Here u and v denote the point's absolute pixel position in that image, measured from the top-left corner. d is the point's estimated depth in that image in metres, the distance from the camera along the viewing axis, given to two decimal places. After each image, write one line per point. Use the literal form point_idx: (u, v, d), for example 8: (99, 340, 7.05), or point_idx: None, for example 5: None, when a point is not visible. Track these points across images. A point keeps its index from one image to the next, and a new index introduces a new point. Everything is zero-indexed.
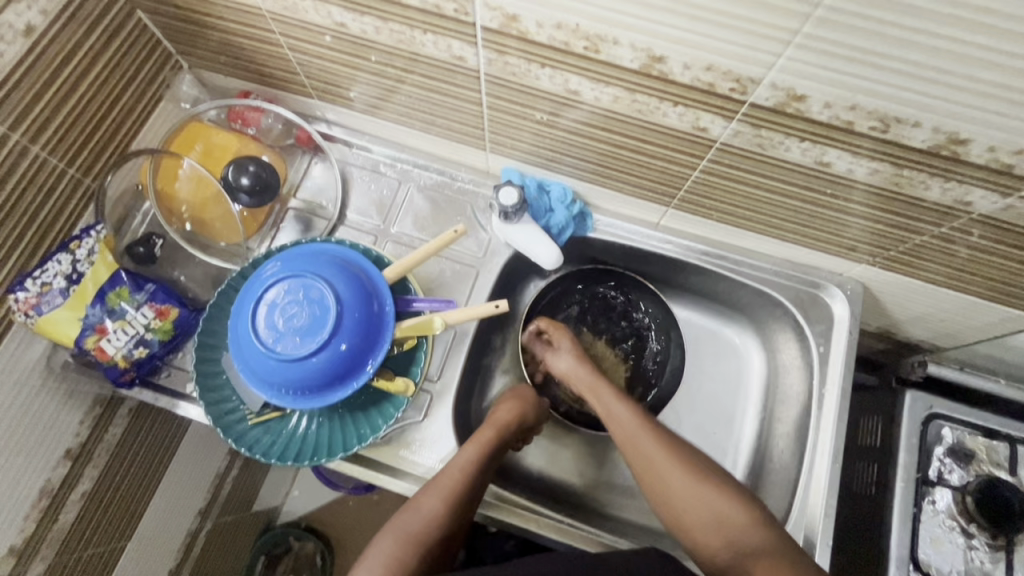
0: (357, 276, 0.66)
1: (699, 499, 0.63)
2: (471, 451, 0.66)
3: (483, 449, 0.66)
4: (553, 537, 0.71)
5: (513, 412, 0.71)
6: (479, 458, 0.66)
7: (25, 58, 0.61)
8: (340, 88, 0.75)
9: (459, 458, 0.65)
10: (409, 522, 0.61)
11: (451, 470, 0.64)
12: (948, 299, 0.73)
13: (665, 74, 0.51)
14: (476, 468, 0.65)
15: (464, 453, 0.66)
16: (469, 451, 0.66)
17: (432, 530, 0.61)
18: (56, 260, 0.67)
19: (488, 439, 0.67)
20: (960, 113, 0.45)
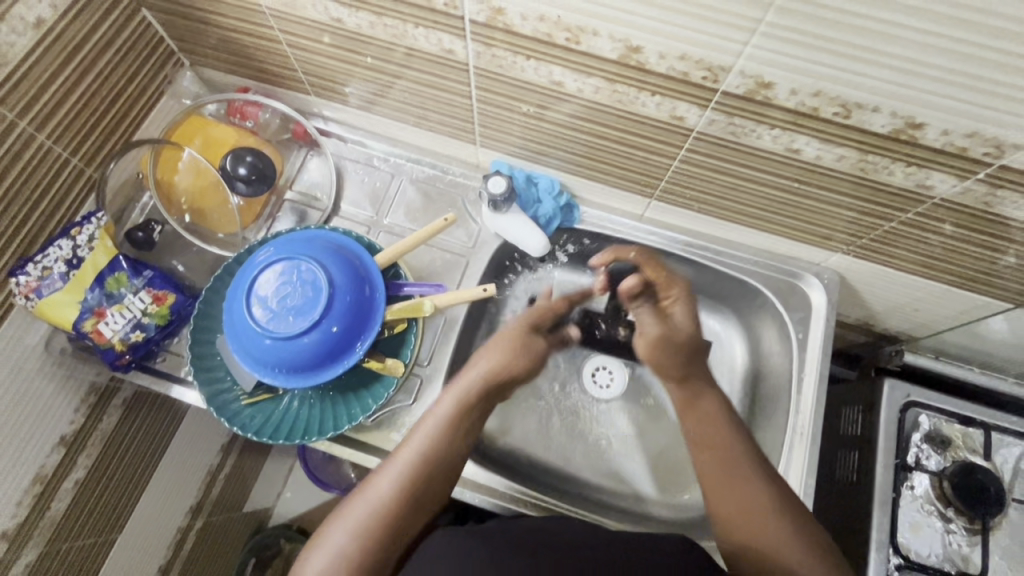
0: (349, 261, 0.68)
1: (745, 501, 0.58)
2: (431, 422, 0.62)
3: (446, 419, 0.62)
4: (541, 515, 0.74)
5: (508, 349, 0.68)
6: (444, 428, 0.61)
7: (35, 49, 0.64)
8: (336, 83, 0.78)
9: (422, 430, 0.61)
10: (363, 502, 0.57)
11: (413, 445, 0.60)
12: (920, 287, 0.75)
13: (642, 64, 0.54)
14: (440, 440, 0.60)
15: (427, 422, 0.62)
16: (434, 421, 0.62)
17: (393, 509, 0.56)
18: (58, 245, 0.69)
19: (452, 405, 0.63)
20: (915, 98, 0.48)
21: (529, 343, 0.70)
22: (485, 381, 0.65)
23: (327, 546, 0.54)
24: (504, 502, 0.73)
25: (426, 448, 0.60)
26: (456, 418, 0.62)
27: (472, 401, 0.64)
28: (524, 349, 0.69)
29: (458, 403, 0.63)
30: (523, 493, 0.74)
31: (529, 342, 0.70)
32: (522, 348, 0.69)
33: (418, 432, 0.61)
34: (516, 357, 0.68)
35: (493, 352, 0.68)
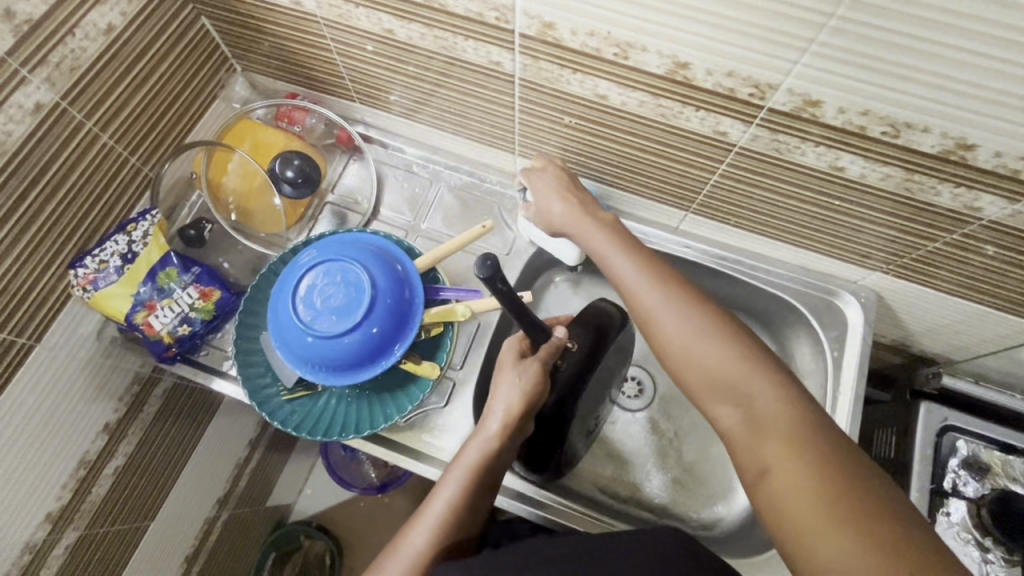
0: (391, 264, 0.70)
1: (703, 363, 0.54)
2: (457, 476, 0.61)
3: (472, 474, 0.61)
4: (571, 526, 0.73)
5: (518, 389, 0.62)
6: (470, 483, 0.60)
7: (103, 54, 0.67)
8: (381, 91, 0.81)
9: (448, 484, 0.60)
10: (423, 527, 0.59)
11: (440, 501, 0.60)
12: (961, 309, 0.74)
13: (689, 80, 0.55)
14: (467, 494, 0.60)
15: (452, 474, 0.61)
16: (460, 477, 0.60)
17: (430, 561, 0.57)
18: (115, 240, 0.73)
19: (476, 460, 0.61)
20: (968, 119, 0.48)
21: (524, 379, 0.62)
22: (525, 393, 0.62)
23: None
24: (532, 507, 0.74)
25: (455, 504, 0.60)
26: (480, 474, 0.61)
27: (495, 455, 0.61)
28: (535, 385, 0.62)
29: (482, 457, 0.61)
30: (551, 499, 0.74)
31: (530, 378, 0.62)
32: (531, 385, 0.62)
33: (444, 486, 0.60)
34: (531, 401, 0.62)
35: (506, 397, 0.61)
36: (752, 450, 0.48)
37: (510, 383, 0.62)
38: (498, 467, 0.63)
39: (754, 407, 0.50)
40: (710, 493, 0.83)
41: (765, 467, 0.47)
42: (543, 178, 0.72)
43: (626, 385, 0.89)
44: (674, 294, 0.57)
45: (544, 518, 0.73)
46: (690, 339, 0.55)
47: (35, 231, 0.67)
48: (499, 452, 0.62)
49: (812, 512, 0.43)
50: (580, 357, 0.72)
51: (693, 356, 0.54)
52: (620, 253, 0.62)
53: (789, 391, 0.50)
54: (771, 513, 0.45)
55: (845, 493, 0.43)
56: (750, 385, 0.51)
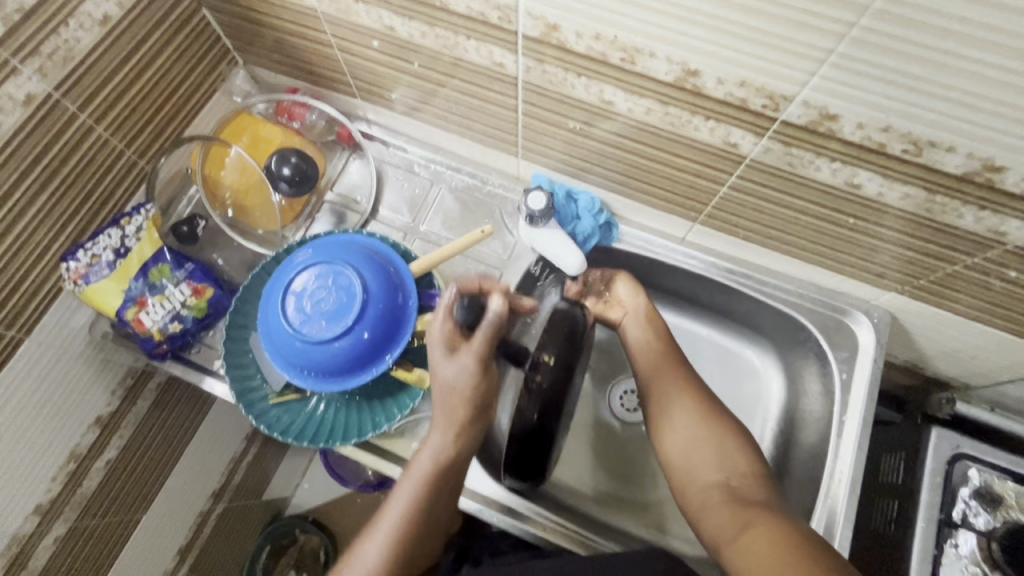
0: (385, 268, 0.69)
1: (691, 427, 0.68)
2: (401, 499, 0.61)
3: (416, 495, 0.60)
4: (561, 544, 0.70)
5: (450, 392, 0.60)
6: (419, 503, 0.60)
7: (99, 44, 0.66)
8: (384, 89, 0.79)
9: (393, 503, 0.61)
10: (370, 544, 0.60)
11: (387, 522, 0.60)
12: (980, 335, 0.71)
13: (699, 88, 0.52)
14: (412, 516, 0.60)
15: (399, 491, 0.61)
16: (405, 496, 0.60)
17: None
18: (108, 234, 0.72)
19: (420, 483, 0.60)
20: (997, 140, 0.45)
21: (458, 372, 0.60)
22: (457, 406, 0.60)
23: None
24: (520, 523, 0.71)
25: (399, 522, 0.60)
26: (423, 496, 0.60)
27: (436, 475, 0.61)
28: (467, 380, 0.60)
29: (425, 479, 0.60)
30: (542, 515, 0.72)
31: (463, 371, 0.60)
32: (463, 381, 0.60)
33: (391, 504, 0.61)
34: (470, 398, 0.60)
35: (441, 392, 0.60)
36: (738, 525, 0.57)
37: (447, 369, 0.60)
38: (444, 490, 0.61)
39: (740, 490, 0.62)
40: None
41: (742, 540, 0.56)
42: (620, 279, 0.80)
43: (624, 397, 0.87)
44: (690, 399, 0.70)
45: (534, 536, 0.71)
46: (698, 434, 0.67)
47: (26, 223, 0.66)
48: (442, 474, 0.61)
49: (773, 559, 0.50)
50: (556, 368, 0.76)
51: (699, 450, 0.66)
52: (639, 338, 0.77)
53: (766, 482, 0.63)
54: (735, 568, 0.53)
55: (795, 537, 0.52)
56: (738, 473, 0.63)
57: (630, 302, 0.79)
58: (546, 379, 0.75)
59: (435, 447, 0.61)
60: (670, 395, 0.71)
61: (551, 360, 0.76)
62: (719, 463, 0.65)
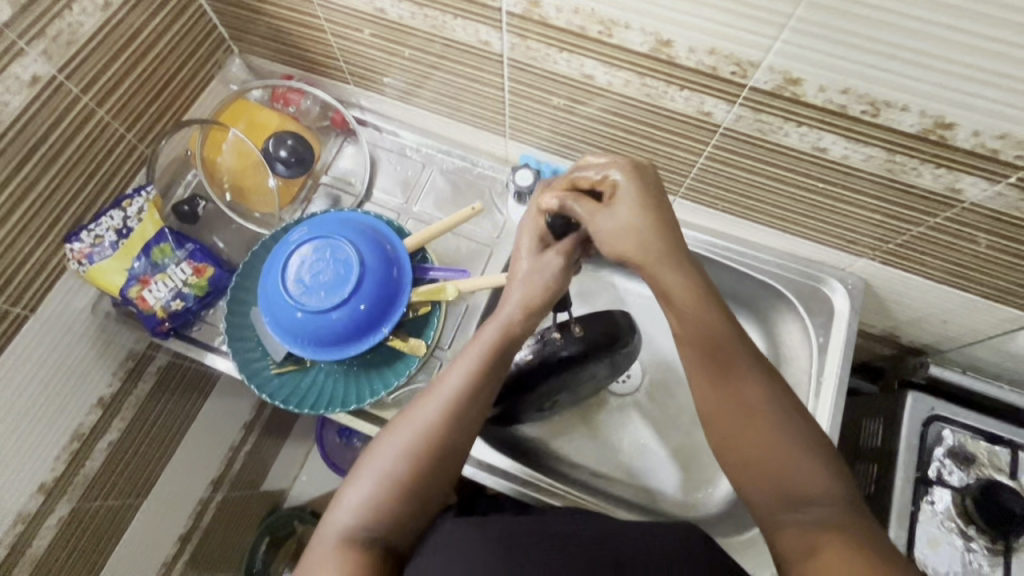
0: (379, 242, 0.71)
1: (772, 440, 0.53)
2: (445, 392, 0.57)
3: (450, 404, 0.56)
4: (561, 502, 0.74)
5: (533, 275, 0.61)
6: (465, 393, 0.57)
7: (101, 29, 0.68)
8: (375, 74, 0.82)
9: (424, 408, 0.57)
10: (408, 426, 0.56)
11: (431, 407, 0.56)
12: (948, 297, 0.74)
13: (672, 58, 0.56)
14: (443, 425, 0.55)
15: (433, 397, 0.57)
16: (440, 402, 0.56)
17: (412, 466, 0.54)
18: (110, 216, 0.75)
19: (458, 388, 0.57)
20: (945, 96, 0.48)
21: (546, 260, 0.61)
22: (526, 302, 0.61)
23: (338, 516, 0.53)
24: (515, 484, 0.74)
25: (428, 430, 0.55)
26: (457, 405, 0.56)
27: (475, 381, 0.57)
28: (550, 272, 0.61)
29: (463, 383, 0.57)
30: (537, 479, 0.75)
31: (547, 268, 0.61)
32: (545, 275, 0.61)
33: (421, 408, 0.57)
34: (548, 293, 0.61)
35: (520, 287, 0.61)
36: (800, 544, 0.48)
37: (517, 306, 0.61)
38: (478, 407, 0.57)
39: (811, 503, 0.50)
40: (696, 477, 0.84)
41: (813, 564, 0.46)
42: (623, 180, 0.58)
43: None
44: (732, 370, 0.55)
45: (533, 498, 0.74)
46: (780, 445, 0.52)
47: (32, 202, 0.69)
48: (481, 382, 0.58)
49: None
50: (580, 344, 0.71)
51: (774, 447, 0.52)
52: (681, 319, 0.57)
53: (852, 504, 0.49)
54: None
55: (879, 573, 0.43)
56: (821, 501, 0.50)
57: (620, 221, 0.56)
58: (567, 347, 0.71)
59: (477, 351, 0.59)
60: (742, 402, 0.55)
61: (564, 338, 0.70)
62: (793, 473, 0.51)
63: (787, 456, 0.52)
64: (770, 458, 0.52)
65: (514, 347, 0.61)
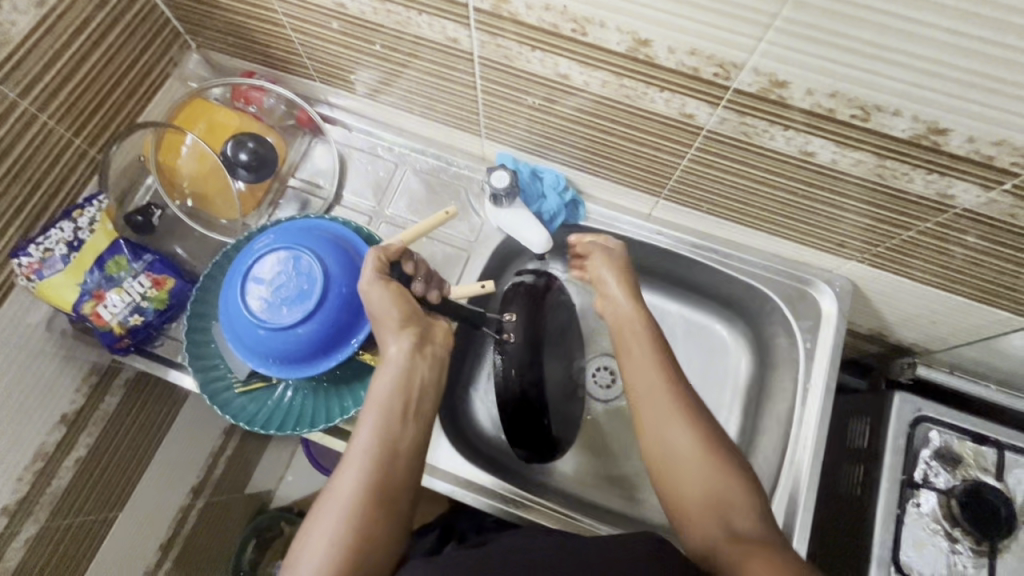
0: (345, 251, 0.68)
1: (674, 442, 0.57)
2: (357, 456, 0.54)
3: (364, 466, 0.53)
4: (554, 525, 0.72)
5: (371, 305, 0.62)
6: (378, 454, 0.54)
7: (38, 27, 0.63)
8: (341, 70, 0.77)
9: (336, 487, 0.53)
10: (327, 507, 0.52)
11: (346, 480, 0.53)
12: (937, 299, 0.72)
13: (651, 58, 0.52)
14: (360, 500, 0.52)
15: (345, 470, 0.54)
16: (353, 475, 0.53)
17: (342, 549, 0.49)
18: (60, 227, 0.70)
19: (369, 450, 0.54)
20: (942, 102, 0.45)
21: (370, 293, 0.62)
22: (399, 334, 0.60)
23: None
24: (495, 501, 0.72)
25: (346, 509, 0.51)
26: (373, 475, 0.53)
27: (381, 445, 0.55)
28: (388, 298, 0.62)
29: (370, 452, 0.54)
30: (516, 494, 0.73)
31: (374, 294, 0.62)
32: (385, 301, 0.62)
33: (335, 487, 0.53)
34: (402, 314, 0.61)
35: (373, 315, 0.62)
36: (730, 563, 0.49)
37: (402, 338, 0.60)
38: (399, 461, 0.55)
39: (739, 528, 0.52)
40: None
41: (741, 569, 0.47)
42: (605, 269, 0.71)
43: (598, 375, 0.88)
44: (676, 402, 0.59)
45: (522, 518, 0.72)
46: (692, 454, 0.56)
47: None
48: (390, 445, 0.55)
49: None
50: (522, 322, 0.74)
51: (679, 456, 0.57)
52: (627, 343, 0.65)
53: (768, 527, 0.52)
54: None
55: None
56: (743, 515, 0.53)
57: (614, 290, 0.70)
58: (515, 333, 0.72)
59: (378, 405, 0.57)
60: (656, 409, 0.59)
61: (514, 318, 0.73)
62: (705, 482, 0.55)
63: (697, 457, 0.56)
64: (676, 459, 0.57)
65: (414, 392, 0.59)
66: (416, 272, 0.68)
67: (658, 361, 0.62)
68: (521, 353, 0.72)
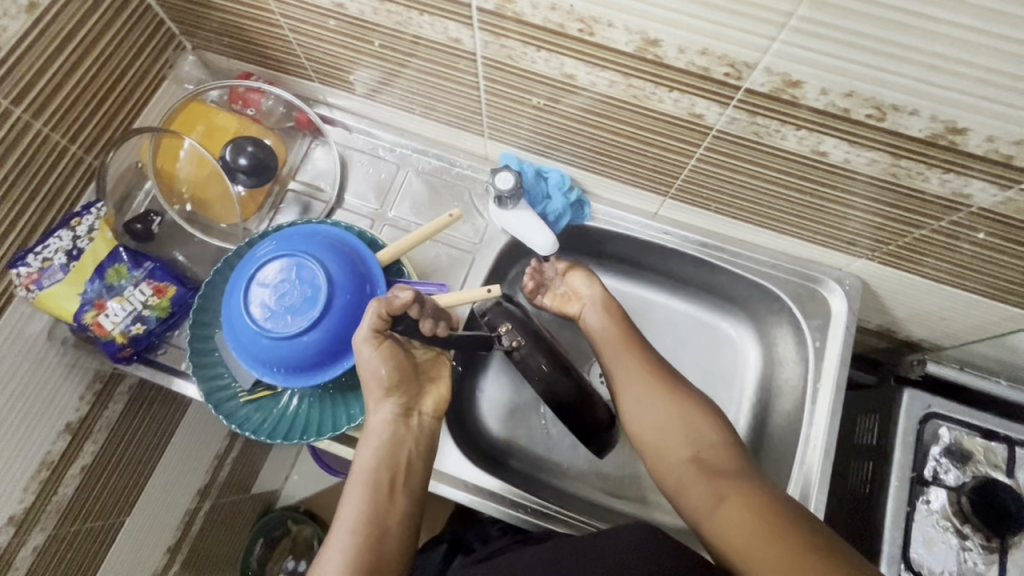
0: (349, 257, 0.67)
1: (650, 401, 0.69)
2: (346, 531, 0.60)
3: (352, 543, 0.59)
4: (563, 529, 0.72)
5: (365, 365, 0.63)
6: (365, 528, 0.60)
7: (29, 32, 0.62)
8: (341, 71, 0.75)
9: (325, 567, 0.58)
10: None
11: (335, 555, 0.59)
12: (949, 297, 0.71)
13: (660, 58, 0.51)
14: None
15: (336, 546, 0.59)
16: (342, 553, 0.58)
17: None
18: (59, 236, 0.69)
19: (357, 525, 0.60)
20: (961, 101, 0.44)
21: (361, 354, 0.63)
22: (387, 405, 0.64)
23: None
24: (503, 505, 0.72)
25: None
26: (360, 551, 0.58)
27: (368, 523, 0.60)
28: (379, 361, 0.63)
29: (357, 529, 0.60)
30: (523, 498, 0.72)
31: (365, 358, 0.63)
32: (375, 363, 0.63)
33: (324, 565, 0.58)
34: (389, 377, 0.63)
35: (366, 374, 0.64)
36: (709, 493, 0.63)
37: (383, 410, 0.64)
38: (387, 536, 0.60)
39: (711, 461, 0.66)
40: None
41: (720, 513, 0.61)
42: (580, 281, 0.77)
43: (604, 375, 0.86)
44: (649, 368, 0.72)
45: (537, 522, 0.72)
46: (664, 409, 0.69)
47: None
48: (377, 520, 0.61)
49: (747, 522, 0.59)
50: (517, 320, 0.74)
51: (655, 411, 0.69)
52: (598, 325, 0.76)
53: (734, 455, 0.66)
54: (724, 545, 0.59)
55: (774, 514, 0.58)
56: (711, 449, 0.66)
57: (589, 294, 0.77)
58: (519, 336, 0.73)
59: (363, 482, 0.62)
60: (632, 374, 0.71)
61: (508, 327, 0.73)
62: (681, 432, 0.67)
63: (671, 412, 0.68)
64: (652, 414, 0.69)
65: (399, 468, 0.63)
66: (424, 314, 0.64)
67: (626, 335, 0.74)
68: (530, 343, 0.74)
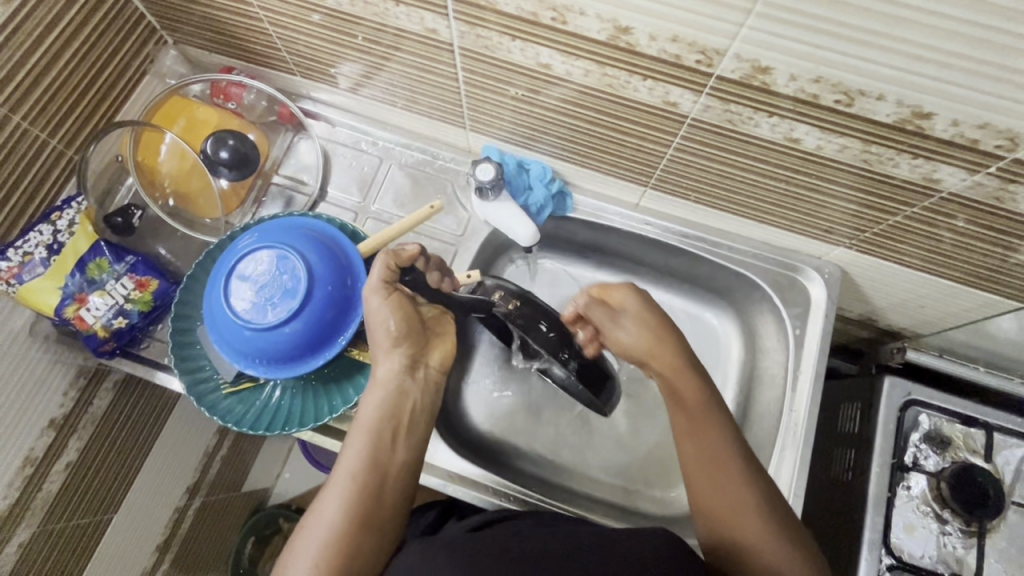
0: (330, 249, 0.67)
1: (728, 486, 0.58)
2: (344, 477, 0.57)
3: (351, 488, 0.56)
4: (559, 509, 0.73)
5: (373, 317, 0.62)
6: (366, 475, 0.57)
7: (6, 26, 0.61)
8: (322, 65, 0.76)
9: (323, 506, 0.56)
10: (318, 521, 0.55)
11: (334, 500, 0.56)
12: (926, 284, 0.72)
13: (633, 45, 0.51)
14: (345, 521, 0.54)
15: (333, 488, 0.57)
16: (340, 495, 0.56)
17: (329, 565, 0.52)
18: (38, 230, 0.69)
19: (357, 471, 0.57)
20: (925, 85, 0.45)
21: (371, 304, 0.62)
22: (385, 356, 0.62)
23: None
24: (486, 495, 0.72)
25: (332, 528, 0.54)
26: (360, 496, 0.56)
27: (370, 473, 0.57)
28: (389, 310, 0.62)
29: (357, 472, 0.57)
30: (507, 487, 0.73)
31: (374, 307, 0.62)
32: (384, 311, 0.62)
33: (322, 510, 0.56)
34: (398, 328, 0.62)
35: (372, 327, 0.63)
36: None
37: (392, 359, 0.62)
38: (389, 484, 0.58)
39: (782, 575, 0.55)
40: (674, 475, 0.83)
41: None
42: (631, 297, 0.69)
43: None
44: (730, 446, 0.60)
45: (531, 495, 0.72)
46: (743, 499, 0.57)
47: None
48: (378, 466, 0.58)
49: None
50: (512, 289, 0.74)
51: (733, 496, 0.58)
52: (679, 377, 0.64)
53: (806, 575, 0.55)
54: None
55: None
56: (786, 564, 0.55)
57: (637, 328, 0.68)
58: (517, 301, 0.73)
59: (365, 430, 0.59)
60: (712, 450, 0.60)
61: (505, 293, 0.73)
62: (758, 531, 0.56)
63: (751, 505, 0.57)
64: (729, 502, 0.58)
65: (401, 419, 0.61)
66: (429, 266, 0.68)
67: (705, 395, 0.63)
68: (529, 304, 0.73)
